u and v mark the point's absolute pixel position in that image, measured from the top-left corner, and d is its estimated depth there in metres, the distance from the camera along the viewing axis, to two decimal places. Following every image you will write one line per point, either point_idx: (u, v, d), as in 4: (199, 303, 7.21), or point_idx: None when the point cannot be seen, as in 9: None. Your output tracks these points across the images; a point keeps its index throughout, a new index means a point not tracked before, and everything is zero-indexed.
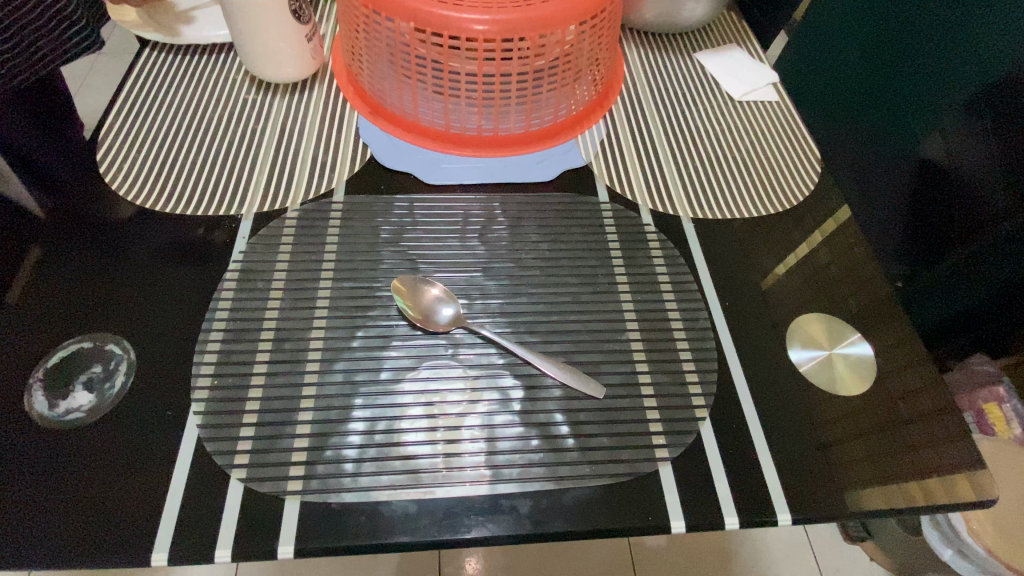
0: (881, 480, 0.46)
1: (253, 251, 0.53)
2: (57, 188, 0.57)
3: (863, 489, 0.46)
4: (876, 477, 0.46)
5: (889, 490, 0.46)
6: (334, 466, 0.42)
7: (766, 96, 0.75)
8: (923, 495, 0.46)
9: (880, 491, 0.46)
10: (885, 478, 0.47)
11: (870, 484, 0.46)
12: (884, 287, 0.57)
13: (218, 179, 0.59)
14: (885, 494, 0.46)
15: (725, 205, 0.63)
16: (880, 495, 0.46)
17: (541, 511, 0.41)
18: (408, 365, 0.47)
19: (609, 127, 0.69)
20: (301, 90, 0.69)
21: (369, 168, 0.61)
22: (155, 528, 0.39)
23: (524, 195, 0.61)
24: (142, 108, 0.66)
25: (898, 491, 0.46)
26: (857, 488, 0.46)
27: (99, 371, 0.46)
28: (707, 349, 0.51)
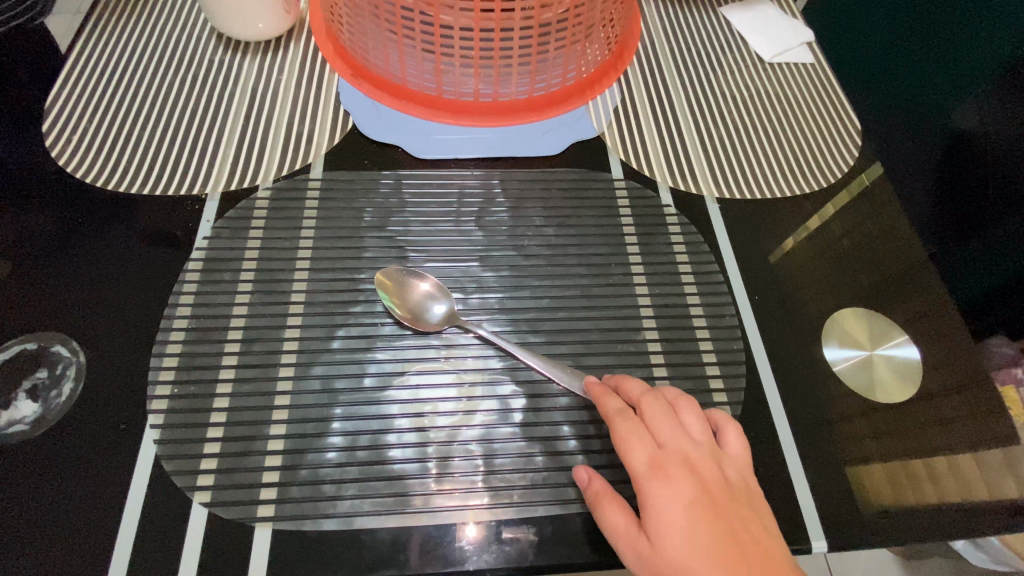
0: (894, 472, 0.43)
1: (218, 238, 0.47)
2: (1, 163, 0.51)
3: (874, 480, 0.42)
4: (889, 466, 0.43)
5: (899, 480, 0.42)
6: (310, 488, 0.37)
7: (800, 57, 0.66)
8: (940, 495, 0.42)
9: (894, 487, 0.42)
10: (899, 470, 0.43)
11: (884, 476, 0.42)
12: (928, 280, 0.51)
13: (178, 152, 0.52)
14: (900, 493, 0.42)
15: (753, 183, 0.56)
16: (891, 487, 0.42)
17: (545, 539, 0.37)
18: (395, 370, 0.42)
19: (623, 92, 0.61)
20: (275, 49, 0.61)
21: (350, 140, 0.54)
22: (108, 559, 0.35)
23: (528, 171, 0.54)
24: (95, 70, 0.58)
25: (914, 490, 0.42)
26: (869, 480, 0.42)
27: (45, 377, 0.41)
28: (733, 350, 0.46)
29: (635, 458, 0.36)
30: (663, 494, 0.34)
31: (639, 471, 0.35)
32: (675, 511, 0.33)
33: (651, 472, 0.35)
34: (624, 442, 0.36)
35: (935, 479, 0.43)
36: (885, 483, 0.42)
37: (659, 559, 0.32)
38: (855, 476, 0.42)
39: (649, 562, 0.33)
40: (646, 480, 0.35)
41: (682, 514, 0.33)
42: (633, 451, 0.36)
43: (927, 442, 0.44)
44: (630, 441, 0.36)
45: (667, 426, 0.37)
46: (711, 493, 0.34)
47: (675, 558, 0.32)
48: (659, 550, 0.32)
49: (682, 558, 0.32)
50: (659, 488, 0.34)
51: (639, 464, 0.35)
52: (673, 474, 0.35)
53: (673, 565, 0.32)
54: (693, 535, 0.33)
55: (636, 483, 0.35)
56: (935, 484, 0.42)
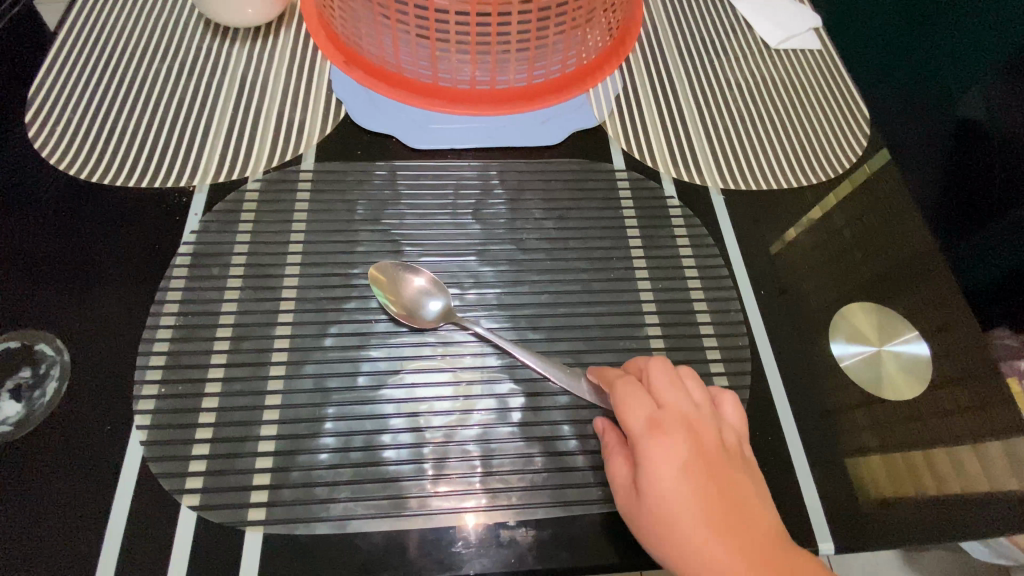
0: (894, 465, 0.41)
1: (207, 231, 0.45)
2: None
3: (874, 472, 0.41)
4: (890, 459, 0.42)
5: (900, 473, 0.41)
6: (302, 491, 0.36)
7: (807, 43, 0.64)
8: (938, 486, 0.41)
9: (891, 477, 0.41)
10: (901, 463, 0.42)
11: (885, 469, 0.41)
12: (938, 272, 0.49)
13: (164, 143, 0.50)
14: (898, 484, 0.41)
15: (759, 173, 0.54)
16: (892, 479, 0.41)
17: (544, 543, 0.36)
18: (390, 368, 0.40)
19: (625, 79, 0.59)
20: (265, 36, 0.59)
21: (343, 130, 0.52)
22: (94, 565, 0.33)
23: (527, 162, 0.52)
24: (79, 57, 0.56)
25: (912, 481, 0.41)
26: (870, 474, 0.41)
27: (28, 376, 0.39)
28: (738, 346, 0.45)
29: (633, 418, 0.34)
30: (659, 453, 0.33)
31: (636, 430, 0.34)
32: (670, 472, 0.33)
33: (649, 432, 0.34)
34: (624, 402, 0.35)
35: (935, 470, 0.41)
36: (885, 474, 0.41)
37: (651, 513, 0.32)
38: (856, 470, 0.41)
39: (641, 514, 0.33)
40: (643, 439, 0.34)
41: (677, 474, 0.32)
42: (632, 410, 0.35)
43: (935, 439, 0.42)
44: (630, 402, 0.35)
45: (667, 388, 0.36)
46: (708, 455, 0.34)
47: (666, 513, 0.32)
48: (654, 505, 0.32)
49: (674, 515, 0.32)
50: (655, 448, 0.33)
51: (637, 423, 0.34)
52: (672, 435, 0.33)
53: (664, 520, 0.32)
54: (687, 495, 0.32)
55: (633, 442, 0.34)
56: (936, 476, 0.41)
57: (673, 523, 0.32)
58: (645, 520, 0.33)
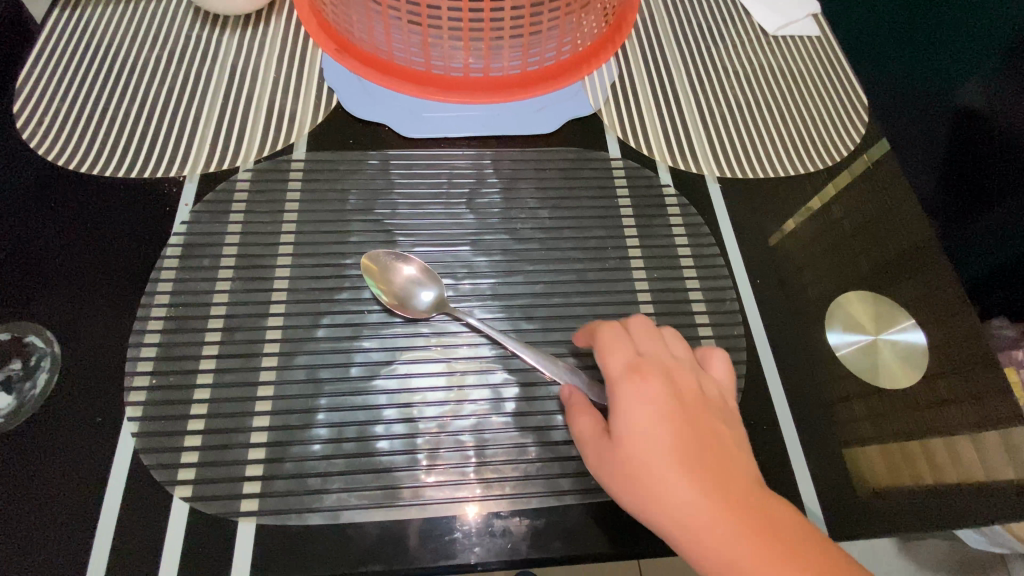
0: (891, 454, 0.41)
1: (198, 222, 0.45)
2: None
3: (870, 461, 0.41)
4: (887, 449, 0.42)
5: (896, 462, 0.41)
6: (295, 482, 0.36)
7: (806, 30, 0.63)
8: (935, 475, 0.41)
9: (887, 466, 0.41)
10: (897, 453, 0.42)
11: (882, 459, 0.41)
12: (935, 261, 0.49)
13: (154, 132, 0.50)
14: (895, 473, 0.41)
15: (756, 161, 0.53)
16: (888, 468, 0.41)
17: (538, 532, 0.36)
18: (383, 359, 0.40)
19: (621, 66, 0.58)
20: (256, 23, 0.58)
21: (335, 119, 0.51)
22: (87, 556, 0.33)
23: (521, 150, 0.51)
24: (66, 45, 0.55)
25: (908, 471, 0.41)
26: (866, 464, 0.41)
27: (18, 369, 0.39)
28: (734, 335, 0.44)
29: (612, 363, 0.35)
30: (635, 393, 0.34)
31: (615, 372, 0.35)
32: (646, 411, 0.33)
33: (627, 374, 0.35)
34: (603, 350, 0.36)
35: (932, 460, 0.41)
36: (881, 463, 0.41)
37: (623, 453, 0.32)
38: (853, 460, 0.41)
39: (613, 455, 0.33)
40: (621, 380, 0.34)
41: (652, 413, 0.33)
42: (611, 356, 0.36)
43: (932, 428, 0.42)
44: (609, 348, 0.36)
45: (647, 340, 0.37)
46: (683, 399, 0.34)
47: (639, 451, 0.32)
48: (623, 444, 0.33)
49: (647, 451, 0.32)
50: (631, 388, 0.34)
51: (615, 367, 0.35)
52: (649, 378, 0.34)
53: (636, 459, 0.32)
54: (662, 433, 0.32)
55: (609, 384, 0.35)
56: (932, 466, 0.41)
57: (645, 460, 0.32)
58: (617, 460, 0.33)
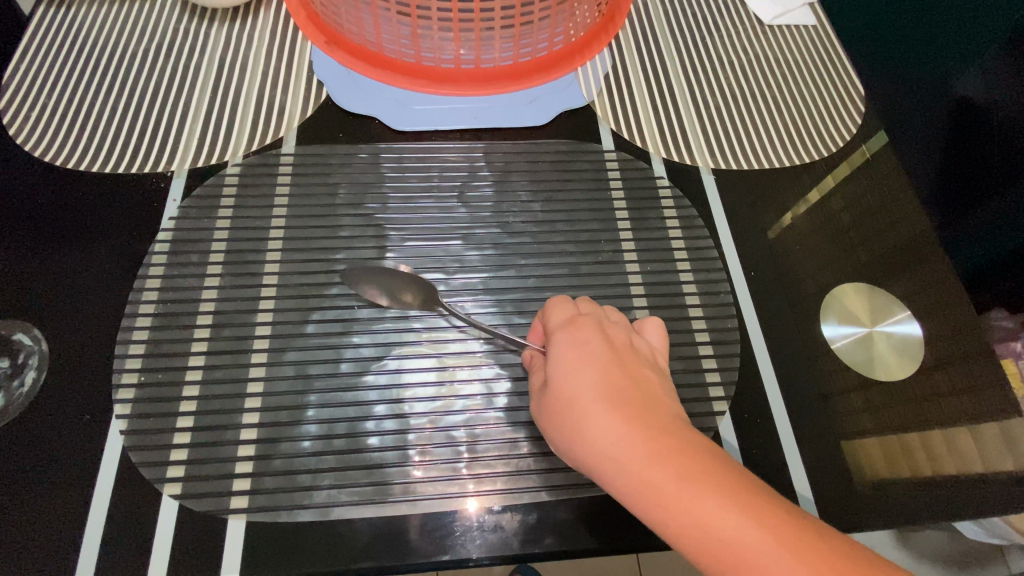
0: (890, 446, 0.41)
1: (186, 217, 0.44)
2: None
3: (869, 453, 0.41)
4: (885, 441, 0.41)
5: (896, 454, 0.41)
6: (285, 478, 0.35)
7: (801, 19, 0.63)
8: (936, 468, 0.41)
9: (885, 458, 0.41)
10: (896, 445, 0.41)
11: (880, 452, 0.41)
12: (931, 252, 0.49)
13: (141, 127, 0.49)
14: (896, 468, 0.40)
15: (750, 151, 0.53)
16: (886, 460, 0.41)
17: (530, 527, 0.35)
18: (373, 355, 0.40)
19: (615, 57, 0.57)
20: (244, 16, 0.57)
21: (325, 112, 0.51)
22: (76, 554, 0.33)
23: (513, 143, 0.51)
24: (51, 40, 0.54)
25: (910, 465, 0.41)
26: (864, 456, 0.41)
27: (6, 367, 0.38)
28: (727, 328, 0.44)
29: (550, 323, 0.37)
30: (566, 342, 0.34)
31: (552, 327, 0.36)
32: (579, 354, 0.34)
33: (561, 328, 0.36)
34: (545, 313, 0.38)
35: (933, 453, 0.41)
36: (880, 455, 0.41)
37: (557, 397, 0.33)
38: (851, 453, 0.41)
39: (549, 401, 0.33)
40: (556, 333, 0.35)
41: (583, 358, 0.33)
42: (550, 317, 0.37)
43: (931, 420, 0.42)
44: (549, 310, 0.37)
45: (588, 302, 0.38)
46: (618, 349, 0.35)
47: (569, 393, 0.32)
48: (557, 387, 0.33)
49: (577, 391, 0.32)
50: (565, 339, 0.35)
51: (554, 325, 0.36)
52: (585, 329, 0.35)
53: (568, 401, 0.32)
54: (593, 375, 0.33)
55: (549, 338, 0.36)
56: (931, 458, 0.41)
57: (575, 401, 0.32)
58: (553, 405, 0.33)
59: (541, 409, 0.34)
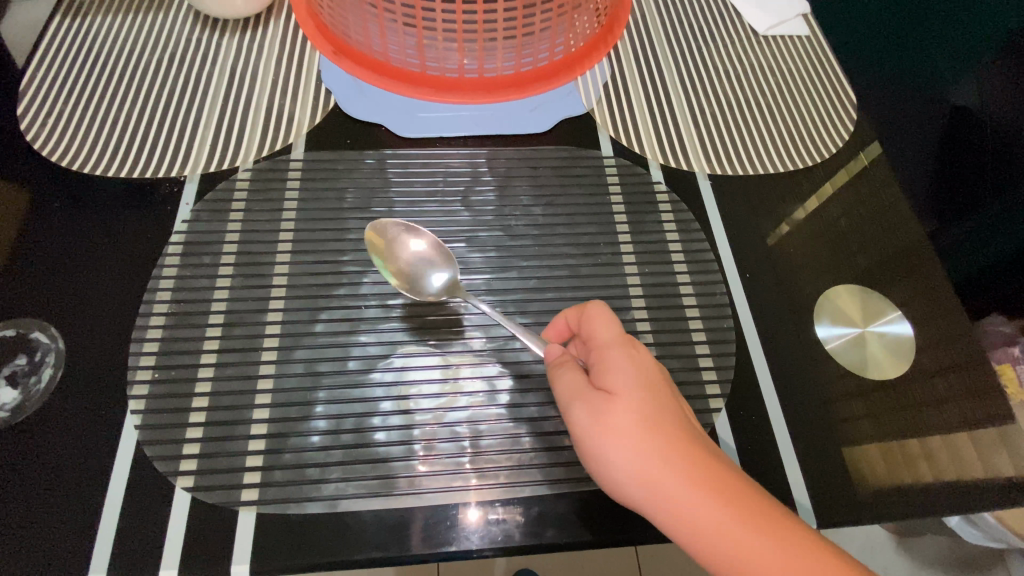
0: (890, 452, 0.42)
1: (199, 220, 0.46)
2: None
3: (870, 459, 0.42)
4: (883, 445, 0.42)
5: (895, 458, 0.42)
6: (294, 471, 0.36)
7: (795, 30, 0.65)
8: (936, 474, 0.41)
9: (886, 463, 0.42)
10: (895, 450, 0.42)
11: (880, 456, 0.42)
12: (923, 255, 0.50)
13: (155, 133, 0.51)
14: (897, 474, 0.41)
15: (746, 158, 0.54)
16: (886, 465, 0.42)
17: (532, 520, 0.37)
18: (380, 353, 0.41)
19: (614, 67, 0.59)
20: (254, 27, 0.59)
21: (333, 119, 0.52)
22: (92, 544, 0.34)
23: (516, 150, 0.52)
24: (68, 49, 0.56)
25: (910, 471, 0.41)
26: (865, 460, 0.42)
27: (24, 364, 0.40)
28: (724, 328, 0.45)
29: (600, 334, 0.35)
30: (626, 360, 0.34)
31: (611, 340, 0.35)
32: (644, 375, 0.33)
33: (616, 345, 0.35)
34: (591, 320, 0.36)
35: (932, 459, 0.42)
36: (880, 460, 0.42)
37: (611, 412, 0.32)
38: (850, 456, 0.42)
39: (602, 413, 0.32)
40: (614, 347, 0.34)
41: (650, 381, 0.33)
42: (600, 326, 0.36)
43: (928, 425, 0.43)
44: (598, 319, 0.36)
45: None
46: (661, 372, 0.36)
47: (627, 411, 0.32)
48: (624, 406, 0.32)
49: (635, 411, 0.32)
50: (627, 357, 0.34)
51: (606, 337, 0.35)
52: (641, 348, 0.35)
53: (623, 418, 0.32)
54: (661, 399, 0.33)
55: (603, 351, 0.35)
56: (931, 463, 0.42)
57: (632, 421, 0.32)
58: (604, 419, 0.32)
59: (582, 416, 0.33)
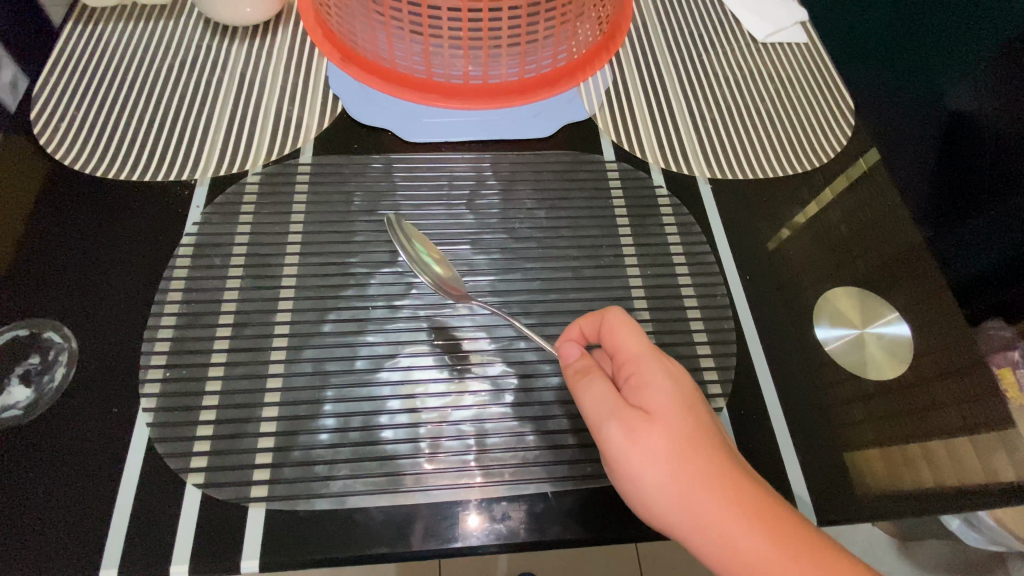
0: (893, 457, 0.42)
1: (209, 222, 0.47)
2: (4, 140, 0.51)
3: (872, 463, 0.42)
4: (885, 448, 0.43)
5: (897, 463, 0.42)
6: (303, 468, 0.37)
7: (794, 37, 0.66)
8: (937, 479, 0.42)
9: (888, 467, 0.42)
10: (897, 454, 0.43)
11: (882, 460, 0.42)
12: (921, 259, 0.51)
13: (165, 137, 0.52)
14: (899, 479, 0.42)
15: (746, 162, 0.55)
16: (888, 469, 0.42)
17: (536, 517, 0.37)
18: (386, 353, 0.42)
19: (615, 74, 0.60)
20: (262, 34, 0.60)
21: (340, 124, 0.53)
22: (105, 539, 0.35)
23: (519, 154, 0.53)
24: (80, 56, 0.57)
25: (911, 476, 0.42)
26: (867, 464, 0.42)
27: (37, 363, 0.41)
28: (724, 329, 0.46)
29: (630, 347, 0.35)
30: (661, 375, 0.34)
31: (643, 354, 0.35)
32: (679, 388, 0.34)
33: (648, 359, 0.35)
34: (619, 332, 0.36)
35: (934, 464, 0.42)
36: (882, 464, 0.42)
37: (649, 430, 0.32)
38: (853, 460, 0.42)
39: (639, 430, 0.32)
40: (647, 362, 0.35)
41: (685, 393, 0.34)
42: (630, 339, 0.36)
43: (928, 427, 0.44)
44: (625, 331, 0.36)
45: None
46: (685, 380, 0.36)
47: (666, 430, 0.32)
48: (665, 423, 0.33)
49: (674, 429, 0.32)
50: (662, 370, 0.34)
51: (637, 350, 0.35)
52: (670, 360, 0.36)
53: (660, 435, 0.32)
54: (696, 411, 0.34)
55: (636, 365, 0.35)
56: (932, 467, 0.42)
57: (670, 438, 0.32)
58: (642, 436, 0.32)
59: (617, 433, 0.33)
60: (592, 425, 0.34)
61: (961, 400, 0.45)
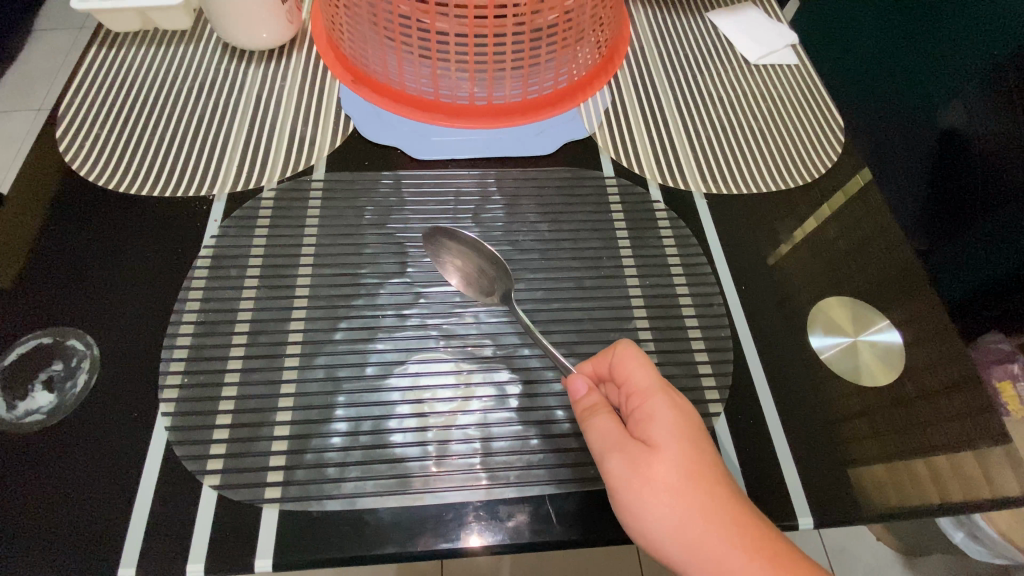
0: (897, 473, 0.43)
1: (226, 235, 0.49)
2: (29, 159, 0.53)
3: (876, 480, 0.43)
4: (885, 458, 0.44)
5: (901, 479, 0.43)
6: (315, 471, 0.38)
7: (785, 59, 0.69)
8: (940, 492, 0.43)
9: (893, 483, 0.43)
10: (901, 470, 0.44)
11: (886, 476, 0.43)
12: (912, 270, 0.53)
13: (185, 155, 0.54)
14: (899, 488, 0.43)
15: (740, 178, 0.58)
16: (892, 485, 0.43)
17: (540, 519, 0.38)
18: (395, 359, 0.43)
19: (615, 95, 0.63)
20: (278, 57, 0.63)
21: (353, 142, 0.56)
22: (124, 538, 0.36)
23: (522, 170, 0.56)
24: (104, 78, 0.60)
25: (912, 486, 0.43)
26: (872, 481, 0.43)
27: (60, 370, 0.42)
28: (721, 337, 0.48)
29: (638, 379, 0.37)
30: (666, 407, 0.35)
31: (650, 389, 0.36)
32: (683, 422, 0.35)
33: (655, 392, 0.36)
34: (626, 364, 0.37)
35: (938, 479, 0.43)
36: (886, 480, 0.43)
37: (653, 460, 0.34)
38: (858, 477, 0.43)
39: (643, 460, 0.34)
40: (655, 396, 0.36)
41: (690, 428, 0.35)
42: (639, 372, 0.37)
43: (928, 438, 0.45)
44: (633, 363, 0.37)
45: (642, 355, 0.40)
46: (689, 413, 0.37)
47: (669, 461, 0.34)
48: (668, 455, 0.34)
49: (678, 460, 0.34)
50: (667, 404, 0.36)
51: (644, 384, 0.37)
52: (677, 394, 0.37)
53: (664, 466, 0.34)
54: (700, 443, 0.35)
55: (643, 398, 0.36)
56: (936, 482, 0.43)
57: (672, 469, 0.33)
58: (646, 466, 0.34)
59: (622, 464, 0.34)
60: (597, 456, 0.35)
61: (958, 412, 0.46)
